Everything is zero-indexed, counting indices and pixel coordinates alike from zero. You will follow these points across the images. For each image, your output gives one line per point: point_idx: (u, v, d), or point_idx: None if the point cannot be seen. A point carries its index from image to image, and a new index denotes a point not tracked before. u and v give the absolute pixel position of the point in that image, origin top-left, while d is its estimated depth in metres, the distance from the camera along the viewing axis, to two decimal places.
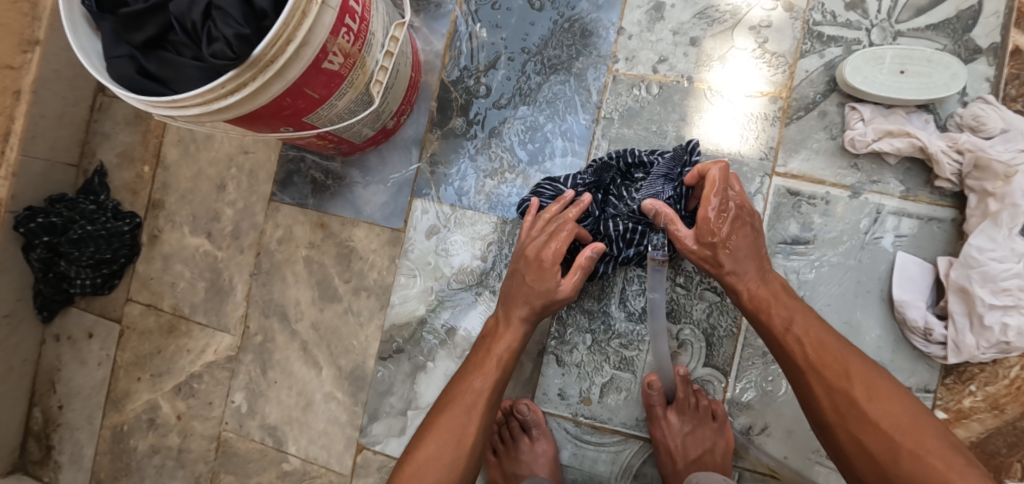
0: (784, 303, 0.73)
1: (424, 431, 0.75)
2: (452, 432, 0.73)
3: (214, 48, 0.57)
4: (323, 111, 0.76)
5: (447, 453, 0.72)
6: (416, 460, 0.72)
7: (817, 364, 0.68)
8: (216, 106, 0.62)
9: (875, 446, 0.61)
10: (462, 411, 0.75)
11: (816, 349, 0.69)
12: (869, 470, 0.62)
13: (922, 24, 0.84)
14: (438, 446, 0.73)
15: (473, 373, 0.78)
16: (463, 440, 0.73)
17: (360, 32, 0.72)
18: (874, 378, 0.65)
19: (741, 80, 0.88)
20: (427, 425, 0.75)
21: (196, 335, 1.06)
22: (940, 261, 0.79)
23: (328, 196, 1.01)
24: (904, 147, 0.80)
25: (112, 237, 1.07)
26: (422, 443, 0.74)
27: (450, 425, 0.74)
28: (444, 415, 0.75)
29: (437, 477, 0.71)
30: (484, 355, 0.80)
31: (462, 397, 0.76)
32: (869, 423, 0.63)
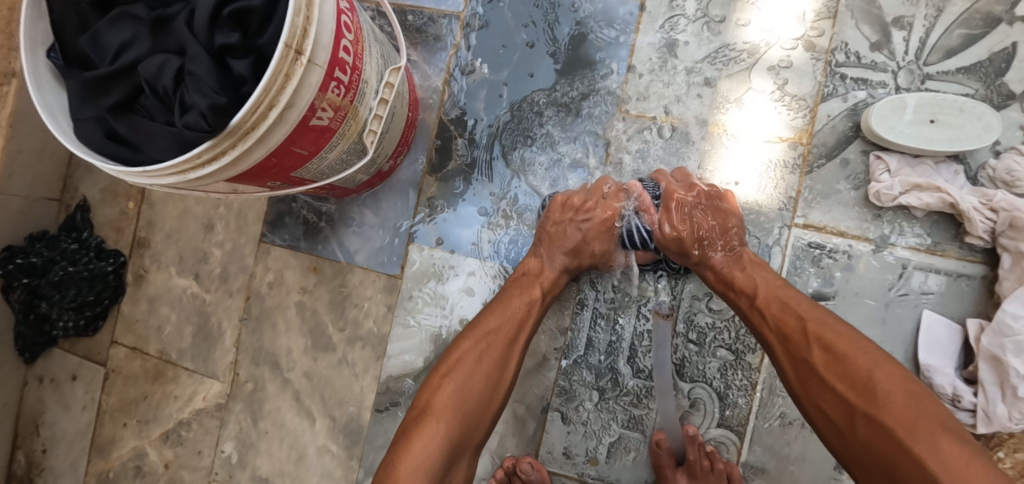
0: (761, 272, 0.73)
1: (457, 352, 0.72)
2: (489, 359, 0.72)
3: (187, 119, 0.52)
4: (313, 164, 0.71)
5: (475, 385, 0.69)
6: (433, 390, 0.69)
7: (783, 324, 0.67)
8: (193, 175, 0.57)
9: (832, 403, 0.61)
10: (505, 339, 0.74)
11: (781, 315, 0.68)
12: (838, 416, 0.60)
13: (952, 67, 0.79)
14: (474, 370, 0.70)
15: (500, 305, 0.76)
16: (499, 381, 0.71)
17: (351, 83, 0.67)
18: (842, 341, 0.63)
19: (759, 124, 0.82)
20: (447, 356, 0.73)
21: (184, 381, 1.02)
22: (970, 324, 0.75)
23: (322, 238, 0.96)
24: (934, 202, 0.75)
25: (95, 279, 1.02)
26: (454, 371, 0.70)
27: (474, 357, 0.72)
28: (483, 337, 0.73)
29: (462, 403, 0.68)
30: (523, 289, 0.79)
31: (489, 323, 0.74)
32: (832, 379, 0.61)
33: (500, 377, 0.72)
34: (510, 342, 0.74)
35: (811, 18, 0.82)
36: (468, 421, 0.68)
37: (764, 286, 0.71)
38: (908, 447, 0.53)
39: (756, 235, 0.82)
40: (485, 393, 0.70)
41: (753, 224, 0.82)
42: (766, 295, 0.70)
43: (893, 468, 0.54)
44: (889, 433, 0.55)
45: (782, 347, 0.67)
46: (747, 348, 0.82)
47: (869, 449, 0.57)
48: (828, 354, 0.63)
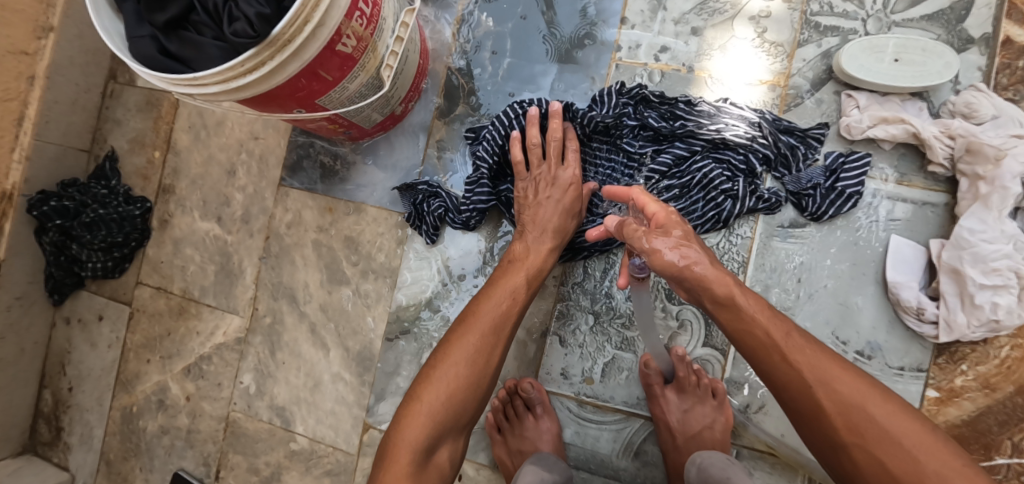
0: (779, 319, 0.67)
1: (448, 346, 0.76)
2: (477, 352, 0.75)
3: (236, 28, 0.60)
4: (335, 93, 0.78)
5: (474, 364, 0.74)
6: (433, 377, 0.73)
7: (816, 376, 0.63)
8: (235, 84, 0.65)
9: (864, 463, 0.59)
10: (507, 324, 0.79)
11: (810, 366, 0.63)
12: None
13: (917, 15, 0.86)
14: (459, 364, 0.74)
15: (502, 285, 0.81)
16: (487, 358, 0.75)
17: (372, 16, 0.74)
18: (871, 394, 0.61)
19: (741, 68, 0.90)
20: (458, 326, 0.78)
21: (206, 317, 1.09)
22: (932, 243, 0.82)
23: (338, 180, 1.03)
24: (899, 133, 0.83)
25: (124, 221, 1.10)
26: (451, 352, 0.75)
27: (481, 336, 0.76)
28: (466, 326, 0.77)
29: (462, 388, 0.73)
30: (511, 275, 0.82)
31: (489, 304, 0.79)
32: (879, 444, 0.58)
33: (488, 363, 0.75)
34: (486, 334, 0.76)
35: None
36: (457, 405, 0.72)
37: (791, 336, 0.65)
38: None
39: None
40: (473, 386, 0.74)
41: None
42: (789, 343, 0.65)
43: None
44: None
45: (800, 409, 0.64)
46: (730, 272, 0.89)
47: None
48: (860, 406, 0.60)
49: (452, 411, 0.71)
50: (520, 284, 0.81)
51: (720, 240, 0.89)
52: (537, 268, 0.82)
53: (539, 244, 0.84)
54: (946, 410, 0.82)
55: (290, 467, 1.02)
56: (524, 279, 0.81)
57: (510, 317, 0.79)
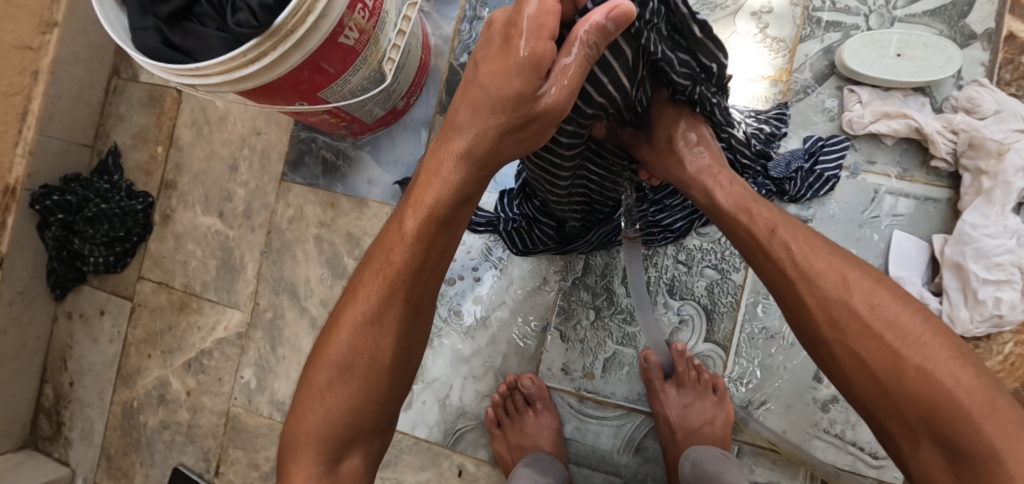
0: (764, 210, 0.59)
1: (324, 341, 0.56)
2: (359, 345, 0.55)
3: (238, 17, 0.61)
4: (337, 86, 0.78)
5: (359, 372, 0.55)
6: (310, 389, 0.55)
7: (801, 271, 0.54)
8: (237, 74, 0.65)
9: (862, 377, 0.51)
10: (401, 308, 0.55)
11: (805, 272, 0.54)
12: (861, 385, 0.51)
13: (920, 10, 0.86)
14: (346, 345, 0.55)
15: (388, 244, 0.55)
16: (374, 351, 0.55)
17: (375, 10, 0.75)
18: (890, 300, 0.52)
19: (743, 63, 0.90)
20: (333, 317, 0.57)
21: (207, 312, 1.09)
22: (935, 239, 0.82)
23: (340, 175, 1.03)
24: (902, 128, 0.83)
25: (126, 216, 1.10)
26: (336, 330, 0.56)
27: (361, 330, 0.55)
28: (345, 303, 0.56)
29: (348, 400, 0.55)
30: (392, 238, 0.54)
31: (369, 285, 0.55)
32: (863, 339, 0.51)
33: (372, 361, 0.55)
34: (364, 323, 0.55)
35: None
36: (347, 415, 0.55)
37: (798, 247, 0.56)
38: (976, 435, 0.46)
39: None
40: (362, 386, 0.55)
41: None
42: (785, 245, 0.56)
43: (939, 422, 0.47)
44: (937, 408, 0.47)
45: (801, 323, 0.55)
46: (732, 267, 0.88)
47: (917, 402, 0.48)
48: (881, 320, 0.51)
49: (345, 422, 0.55)
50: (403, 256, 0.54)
51: (722, 236, 0.89)
52: (438, 199, 0.52)
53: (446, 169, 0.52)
54: None
55: None
56: (413, 237, 0.53)
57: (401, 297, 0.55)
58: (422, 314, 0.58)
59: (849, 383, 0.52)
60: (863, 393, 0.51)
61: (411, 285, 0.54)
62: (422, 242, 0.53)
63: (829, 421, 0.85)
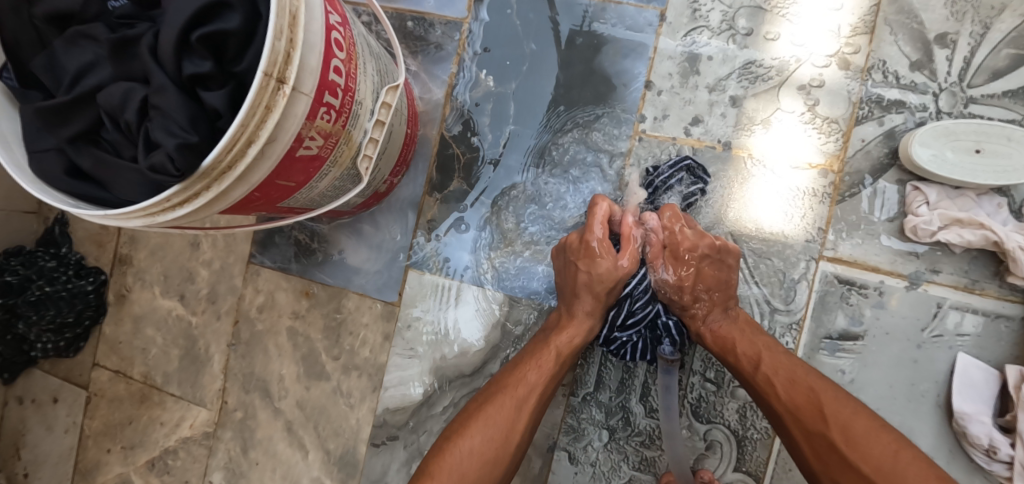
0: (753, 342, 0.68)
1: (466, 420, 0.68)
2: (490, 437, 0.65)
3: (153, 160, 0.45)
4: (301, 195, 0.65)
5: (490, 447, 0.65)
6: (445, 453, 0.65)
7: (784, 395, 0.63)
8: (161, 219, 0.51)
9: None
10: (535, 402, 0.69)
11: (788, 385, 0.63)
12: None
13: (998, 90, 0.72)
14: (479, 439, 0.65)
15: (532, 357, 0.72)
16: (507, 434, 0.66)
17: (342, 108, 0.60)
18: (877, 434, 0.56)
19: (789, 149, 0.76)
20: (465, 419, 0.68)
21: (170, 407, 0.97)
22: (1009, 370, 0.70)
23: (315, 260, 0.90)
24: (976, 239, 0.69)
25: (75, 298, 0.97)
26: (465, 431, 0.66)
27: (497, 415, 0.67)
28: (492, 404, 0.68)
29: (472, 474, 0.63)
30: (544, 348, 0.72)
31: (518, 381, 0.70)
32: (846, 467, 0.56)
33: (509, 441, 0.66)
34: (504, 417, 0.67)
35: (846, 33, 0.75)
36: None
37: (794, 381, 0.63)
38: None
39: (781, 268, 0.76)
40: (486, 467, 0.64)
41: (777, 257, 0.76)
42: (772, 367, 0.65)
43: None
44: None
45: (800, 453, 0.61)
46: None
47: None
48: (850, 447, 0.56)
49: None
50: (547, 371, 0.70)
51: None
52: (571, 339, 0.73)
53: (579, 309, 0.74)
54: None
55: None
56: (558, 352, 0.72)
57: (534, 411, 0.69)
58: (535, 417, 0.70)
59: None
60: None
61: (529, 418, 0.68)
62: (576, 331, 0.73)
63: None
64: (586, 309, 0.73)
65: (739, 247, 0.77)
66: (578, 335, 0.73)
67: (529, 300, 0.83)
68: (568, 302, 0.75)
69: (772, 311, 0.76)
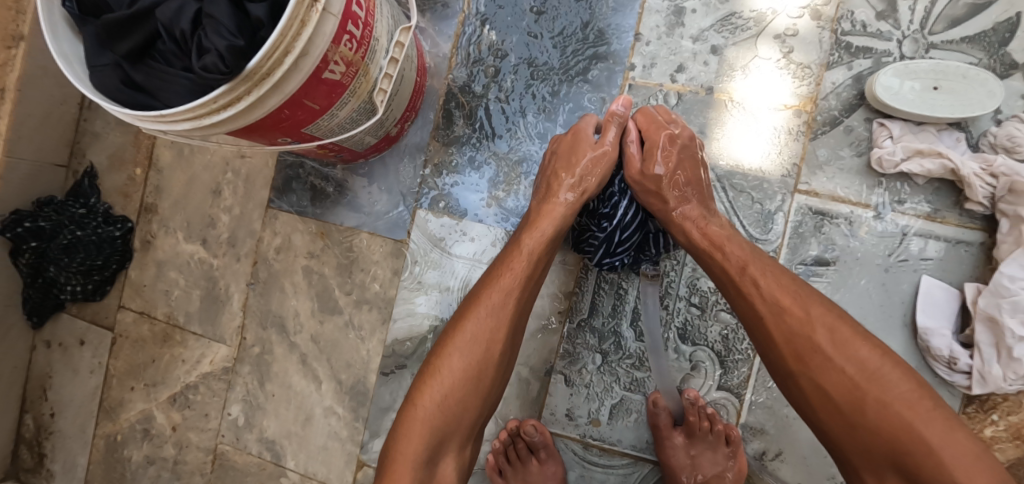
0: (735, 247, 0.70)
1: (448, 337, 0.71)
2: (485, 322, 0.70)
3: (205, 61, 0.53)
4: (323, 121, 0.72)
5: (473, 359, 0.69)
6: (437, 368, 0.69)
7: (773, 306, 0.65)
8: (208, 121, 0.58)
9: (840, 400, 0.60)
10: (512, 311, 0.72)
11: (771, 305, 0.65)
12: (829, 412, 0.61)
13: (957, 36, 0.79)
14: (477, 324, 0.70)
15: (506, 267, 0.73)
16: (488, 345, 0.70)
17: (363, 39, 0.67)
18: (861, 343, 0.61)
19: (766, 93, 0.83)
20: (448, 335, 0.71)
21: (191, 345, 1.03)
22: (967, 288, 0.76)
23: (329, 203, 0.97)
24: (935, 168, 0.76)
25: (103, 243, 1.03)
26: (467, 315, 0.71)
27: (475, 332, 0.70)
28: (470, 322, 0.71)
29: (459, 389, 0.68)
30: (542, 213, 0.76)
31: (493, 294, 0.72)
32: (829, 371, 0.61)
33: (490, 349, 0.70)
34: (494, 308, 0.71)
35: None
36: (456, 409, 0.68)
37: (780, 294, 0.65)
38: (937, 474, 0.54)
39: (759, 201, 0.83)
40: (473, 380, 0.69)
41: (756, 191, 0.83)
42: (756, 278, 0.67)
43: (903, 455, 0.56)
44: (902, 440, 0.56)
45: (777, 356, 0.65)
46: None
47: (872, 435, 0.58)
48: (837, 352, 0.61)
49: (453, 408, 0.68)
50: (519, 272, 0.72)
51: None
52: (542, 237, 0.74)
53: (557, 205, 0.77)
54: None
55: None
56: (530, 252, 0.74)
57: (518, 306, 0.72)
58: (513, 330, 0.73)
59: (829, 408, 0.61)
60: (830, 421, 0.61)
61: (522, 311, 0.73)
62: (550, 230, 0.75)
63: None
64: (567, 190, 0.77)
65: (721, 182, 0.84)
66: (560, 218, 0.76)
67: None
68: (551, 187, 0.78)
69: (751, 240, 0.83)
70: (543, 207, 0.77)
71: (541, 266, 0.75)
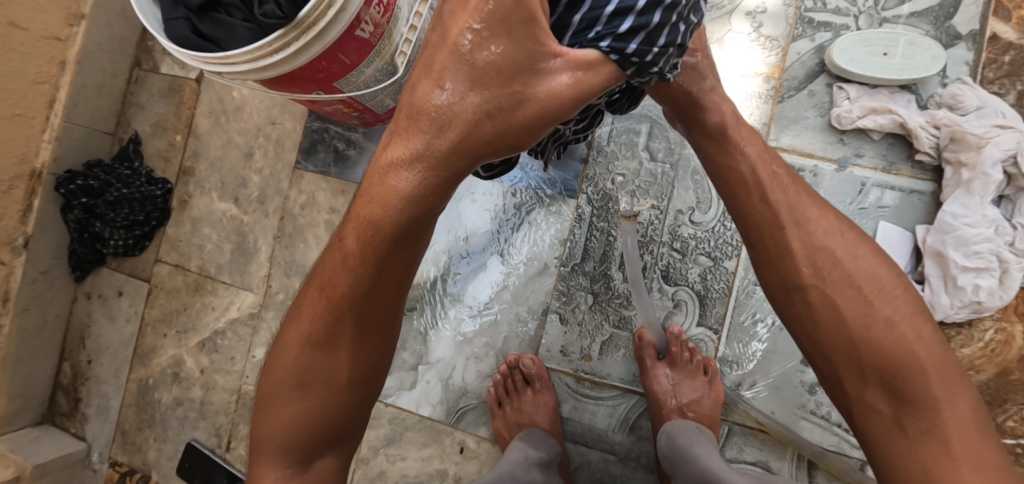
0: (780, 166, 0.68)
1: (276, 360, 0.62)
2: (309, 364, 0.60)
3: (265, 9, 0.67)
4: (352, 77, 0.82)
5: (302, 394, 0.60)
6: (272, 407, 0.62)
7: (792, 217, 0.65)
8: (262, 63, 0.69)
9: (835, 333, 0.61)
10: (346, 326, 0.57)
11: (829, 230, 0.64)
12: (834, 337, 0.61)
13: (907, 12, 0.90)
14: (287, 389, 0.61)
15: (302, 305, 0.60)
16: (322, 378, 0.60)
17: (389, 5, 0.79)
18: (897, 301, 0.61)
19: (739, 60, 0.94)
20: (270, 372, 0.63)
21: (221, 293, 1.13)
22: (918, 229, 0.86)
23: (351, 163, 1.08)
24: (887, 123, 0.87)
25: (145, 200, 1.15)
26: (271, 384, 0.62)
27: (298, 370, 0.60)
28: (291, 352, 0.60)
29: (295, 419, 0.61)
30: (324, 276, 0.57)
31: (301, 321, 0.59)
32: (840, 287, 0.61)
33: (329, 382, 0.60)
34: (307, 349, 0.59)
35: None
36: (305, 432, 0.61)
37: (783, 226, 0.65)
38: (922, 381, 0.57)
39: None
40: (319, 410, 0.61)
41: None
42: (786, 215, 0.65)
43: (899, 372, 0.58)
44: (897, 361, 0.58)
45: (808, 300, 0.63)
46: (725, 255, 0.92)
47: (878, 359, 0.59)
48: (851, 288, 0.61)
49: (308, 432, 0.61)
50: (331, 299, 0.56)
51: (716, 223, 0.93)
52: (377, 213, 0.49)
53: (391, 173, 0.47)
54: None
55: None
56: (351, 263, 0.53)
57: (347, 311, 0.56)
58: (349, 351, 0.59)
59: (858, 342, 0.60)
60: (835, 351, 0.61)
61: (353, 303, 0.56)
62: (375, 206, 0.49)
63: (816, 404, 0.89)
64: (401, 156, 0.46)
65: None
66: (427, 163, 0.45)
67: (529, 188, 0.99)
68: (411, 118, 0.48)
69: None
70: (372, 175, 0.49)
71: (370, 278, 0.54)
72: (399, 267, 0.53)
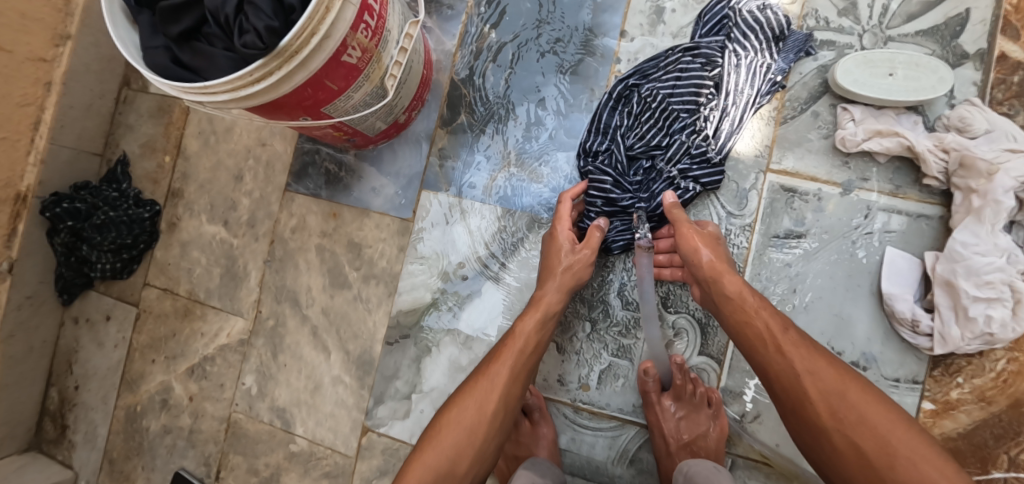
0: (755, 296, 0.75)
1: (456, 395, 0.78)
2: (481, 393, 0.76)
3: (245, 40, 0.63)
4: (340, 102, 0.80)
5: (468, 415, 0.74)
6: (442, 422, 0.75)
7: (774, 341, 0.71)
8: (243, 93, 0.67)
9: (818, 417, 0.65)
10: (506, 380, 0.77)
11: (806, 367, 0.68)
12: (820, 428, 0.65)
13: (912, 30, 0.87)
14: (458, 412, 0.75)
15: (503, 348, 0.80)
16: (483, 410, 0.75)
17: (377, 29, 0.76)
18: (865, 398, 0.64)
19: None
20: (454, 396, 0.78)
21: (210, 319, 1.11)
22: (927, 256, 0.83)
23: (342, 186, 1.05)
24: (893, 146, 0.83)
25: (133, 223, 1.12)
26: (450, 406, 0.76)
27: (475, 393, 0.76)
28: (471, 384, 0.77)
29: (454, 442, 0.73)
30: (510, 340, 0.80)
31: (491, 367, 0.78)
32: (816, 394, 0.66)
33: (484, 409, 0.75)
34: (483, 384, 0.77)
35: None
36: (450, 457, 0.72)
37: (800, 378, 0.67)
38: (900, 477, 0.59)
39: (735, 179, 0.91)
40: (469, 442, 0.73)
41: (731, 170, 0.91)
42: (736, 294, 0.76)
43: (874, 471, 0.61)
44: (872, 454, 0.61)
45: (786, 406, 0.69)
46: None
47: (854, 455, 0.62)
48: (835, 392, 0.65)
49: (447, 457, 0.72)
50: (518, 348, 0.79)
51: None
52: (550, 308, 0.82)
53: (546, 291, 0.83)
54: (942, 423, 0.82)
55: (289, 469, 1.04)
56: (530, 328, 0.81)
57: (522, 360, 0.79)
58: (512, 400, 0.77)
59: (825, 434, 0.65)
60: (820, 440, 0.65)
61: (528, 360, 0.79)
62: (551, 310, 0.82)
63: None
64: (556, 287, 0.83)
65: None
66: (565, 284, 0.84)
67: (525, 212, 0.97)
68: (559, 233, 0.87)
69: (728, 216, 0.90)
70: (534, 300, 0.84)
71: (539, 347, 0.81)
72: (540, 356, 0.82)
